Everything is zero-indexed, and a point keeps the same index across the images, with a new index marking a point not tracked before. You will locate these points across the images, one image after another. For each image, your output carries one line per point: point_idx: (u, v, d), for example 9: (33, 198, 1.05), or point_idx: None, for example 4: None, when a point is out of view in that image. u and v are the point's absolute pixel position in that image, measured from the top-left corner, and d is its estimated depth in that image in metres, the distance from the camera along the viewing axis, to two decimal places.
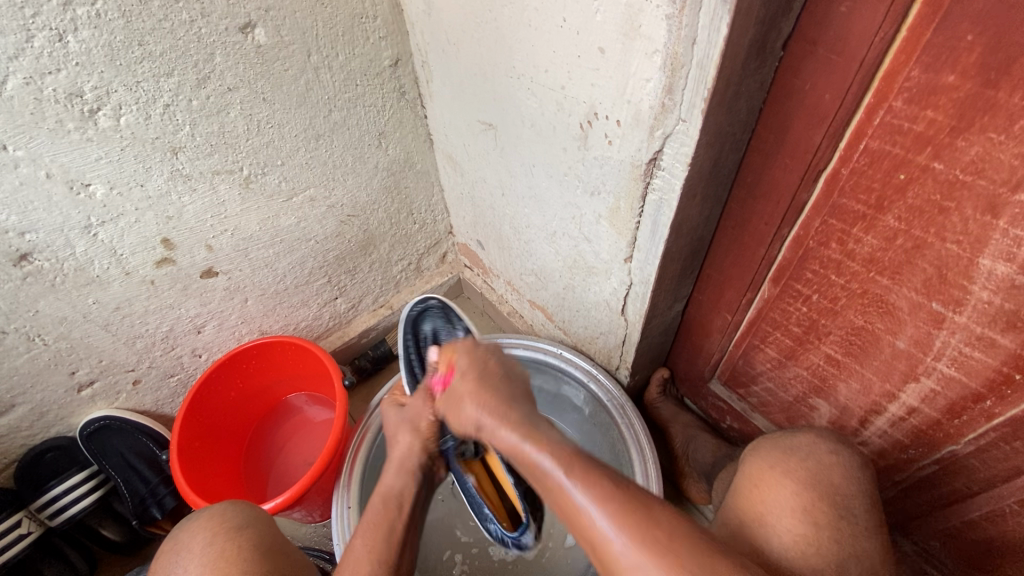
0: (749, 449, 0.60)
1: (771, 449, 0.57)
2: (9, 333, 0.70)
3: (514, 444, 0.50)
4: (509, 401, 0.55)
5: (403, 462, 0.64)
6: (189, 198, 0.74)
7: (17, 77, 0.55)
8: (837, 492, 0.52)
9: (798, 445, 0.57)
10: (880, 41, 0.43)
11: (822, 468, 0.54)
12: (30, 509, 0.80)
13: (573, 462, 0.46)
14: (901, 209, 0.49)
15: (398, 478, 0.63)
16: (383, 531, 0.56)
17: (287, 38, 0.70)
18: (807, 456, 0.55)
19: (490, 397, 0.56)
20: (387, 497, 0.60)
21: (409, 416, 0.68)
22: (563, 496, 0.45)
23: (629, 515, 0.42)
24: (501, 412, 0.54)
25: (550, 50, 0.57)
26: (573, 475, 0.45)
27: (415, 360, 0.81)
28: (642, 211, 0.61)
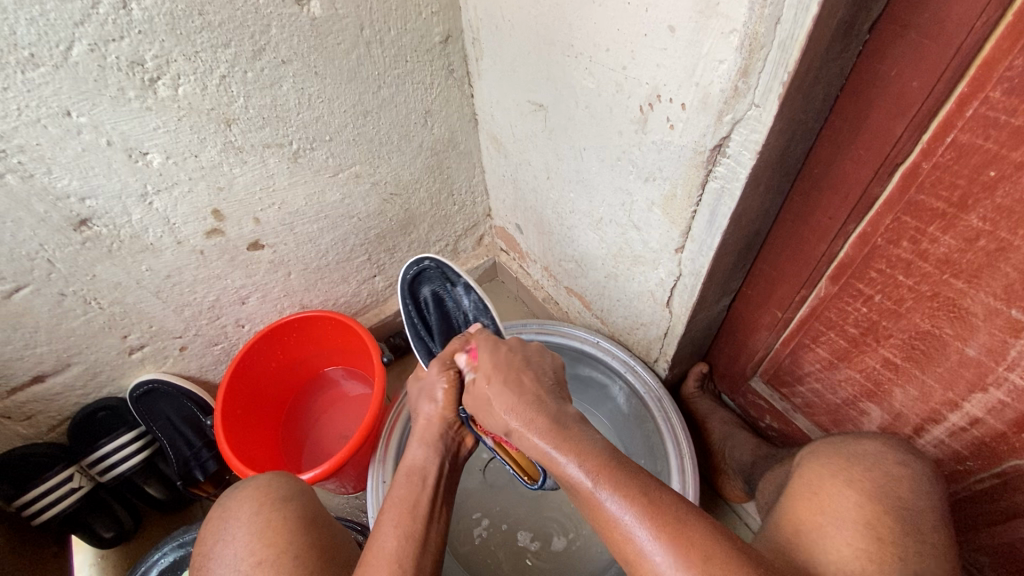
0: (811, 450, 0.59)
1: (830, 460, 0.55)
2: (67, 296, 0.72)
3: (538, 444, 0.49)
4: (529, 396, 0.53)
5: (425, 434, 0.63)
6: (239, 170, 0.75)
7: (82, 44, 0.56)
8: (904, 506, 0.50)
9: (859, 455, 0.55)
10: (982, 27, 0.40)
11: (890, 480, 0.52)
12: (81, 464, 0.84)
13: (606, 470, 0.44)
14: (987, 208, 0.46)
15: (422, 450, 0.61)
16: (408, 503, 0.55)
17: (341, 12, 0.69)
18: (871, 467, 0.53)
19: (510, 397, 0.53)
20: (412, 471, 0.59)
21: (425, 389, 0.66)
22: (593, 503, 0.44)
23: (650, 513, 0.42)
24: (522, 413, 0.51)
25: (614, 28, 0.55)
26: (607, 487, 0.43)
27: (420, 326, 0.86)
28: (700, 200, 0.59)
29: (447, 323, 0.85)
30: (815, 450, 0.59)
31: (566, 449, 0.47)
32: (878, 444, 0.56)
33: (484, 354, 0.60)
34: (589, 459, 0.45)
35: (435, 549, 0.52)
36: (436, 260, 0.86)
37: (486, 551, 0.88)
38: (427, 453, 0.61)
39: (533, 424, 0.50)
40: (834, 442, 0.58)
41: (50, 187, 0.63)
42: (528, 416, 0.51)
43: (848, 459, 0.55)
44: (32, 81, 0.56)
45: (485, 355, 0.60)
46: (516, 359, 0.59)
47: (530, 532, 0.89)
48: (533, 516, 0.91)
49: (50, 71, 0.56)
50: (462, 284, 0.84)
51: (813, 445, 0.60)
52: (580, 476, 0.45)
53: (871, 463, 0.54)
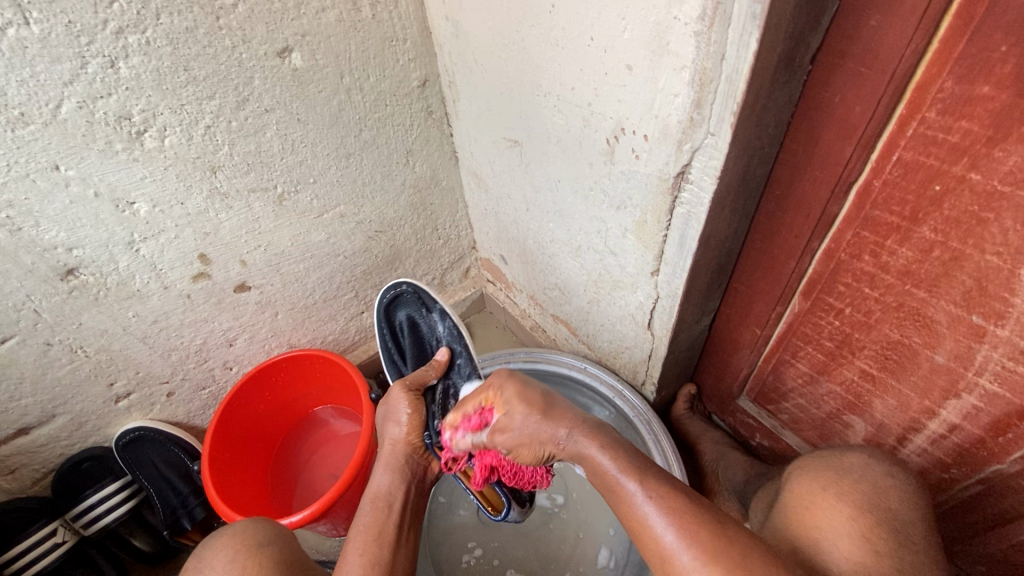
0: (795, 468, 0.60)
1: (817, 476, 0.56)
2: (53, 345, 0.72)
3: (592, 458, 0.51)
4: (569, 417, 0.54)
5: (391, 458, 0.64)
6: (225, 215, 0.77)
7: (71, 101, 0.58)
8: (893, 518, 0.51)
9: (846, 469, 0.55)
10: (911, 54, 0.43)
11: (876, 492, 0.53)
12: (66, 518, 0.82)
13: (651, 479, 0.47)
14: (937, 220, 0.49)
15: (383, 476, 0.62)
16: (372, 529, 0.55)
17: (321, 62, 0.73)
18: (856, 480, 0.54)
19: (553, 417, 0.54)
20: (376, 498, 0.59)
21: (390, 414, 0.68)
22: (634, 509, 0.46)
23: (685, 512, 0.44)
24: (571, 424, 0.54)
25: (578, 68, 0.58)
26: (646, 489, 0.46)
27: (392, 348, 0.87)
28: (669, 225, 0.62)
29: (419, 348, 0.86)
30: (801, 466, 0.60)
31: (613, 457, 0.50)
32: (862, 457, 0.57)
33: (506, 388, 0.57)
34: (629, 466, 0.48)
35: None
36: (413, 284, 0.88)
37: None
38: (387, 476, 0.62)
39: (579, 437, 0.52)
40: (820, 457, 0.59)
41: (37, 239, 0.64)
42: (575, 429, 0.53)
43: (833, 474, 0.55)
44: (22, 138, 0.58)
45: (513, 386, 0.57)
46: (546, 386, 0.58)
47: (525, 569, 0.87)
48: (528, 551, 0.89)
49: (39, 128, 0.58)
50: (437, 310, 0.86)
51: (793, 464, 0.61)
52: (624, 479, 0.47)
53: (857, 476, 0.54)
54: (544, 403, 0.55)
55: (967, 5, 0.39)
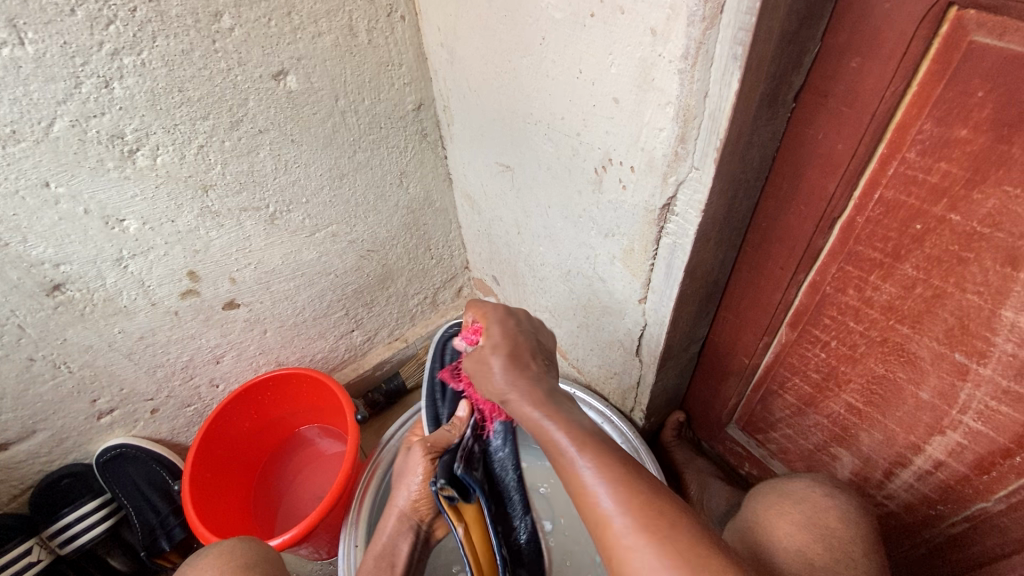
0: (751, 493, 0.61)
1: (764, 500, 0.57)
2: (36, 361, 0.72)
3: (531, 416, 0.50)
4: (532, 369, 0.55)
5: (399, 520, 0.67)
6: (216, 233, 0.77)
7: (63, 120, 0.59)
8: (834, 537, 0.51)
9: (790, 492, 0.56)
10: (891, 96, 0.44)
11: (817, 511, 0.53)
12: (42, 536, 0.80)
13: (596, 445, 0.45)
14: (919, 258, 0.49)
15: (388, 532, 0.66)
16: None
17: (316, 85, 0.74)
18: (798, 501, 0.55)
19: (515, 369, 0.55)
20: (381, 556, 0.65)
21: (402, 474, 0.66)
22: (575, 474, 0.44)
23: (623, 479, 0.42)
24: (521, 381, 0.53)
25: (567, 99, 0.59)
26: (588, 455, 0.44)
27: (437, 387, 0.71)
28: (656, 254, 0.62)
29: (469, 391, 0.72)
30: (749, 495, 0.60)
31: (557, 418, 0.49)
32: (804, 480, 0.58)
33: (495, 323, 0.61)
34: (574, 430, 0.47)
35: None
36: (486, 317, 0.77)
37: None
38: (392, 534, 0.66)
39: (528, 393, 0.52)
40: (769, 483, 0.60)
41: (25, 254, 0.64)
42: (529, 393, 0.52)
43: (780, 497, 0.56)
44: (13, 155, 0.58)
45: (496, 326, 0.60)
46: (522, 337, 0.60)
47: None
48: None
49: (31, 145, 0.59)
50: None
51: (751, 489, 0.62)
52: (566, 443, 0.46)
53: (801, 498, 0.55)
54: (513, 351, 0.57)
55: (944, 51, 0.40)
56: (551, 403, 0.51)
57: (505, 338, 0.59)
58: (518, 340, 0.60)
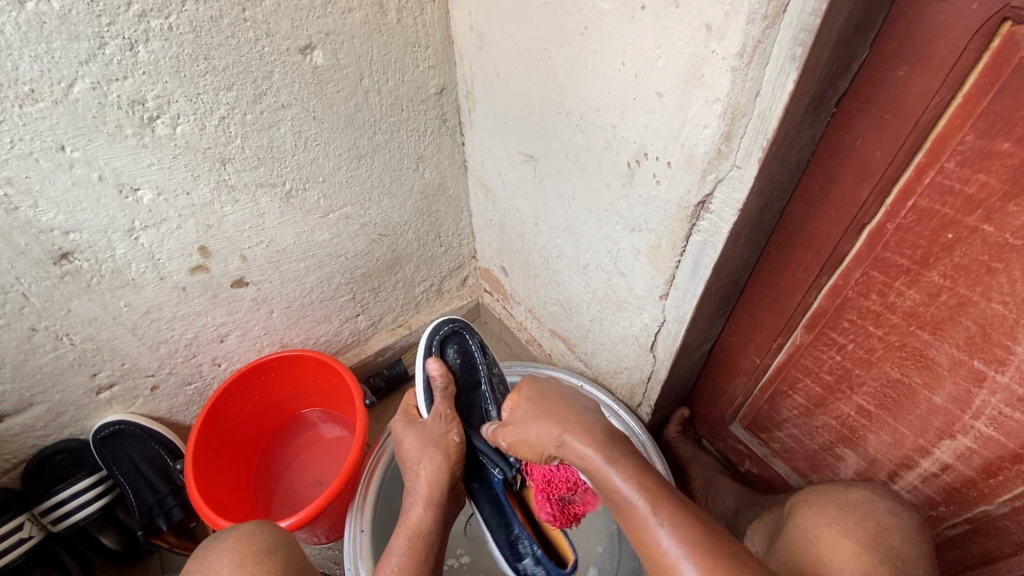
0: (809, 499, 0.63)
1: (827, 507, 0.60)
2: (38, 331, 0.69)
3: (589, 459, 0.56)
4: (586, 425, 0.60)
5: (432, 491, 0.65)
6: (230, 208, 0.75)
7: (85, 82, 0.57)
8: (893, 553, 0.53)
9: (852, 505, 0.59)
10: (935, 105, 0.45)
11: (878, 528, 0.56)
12: (33, 512, 0.77)
13: (643, 475, 0.52)
14: (947, 266, 0.50)
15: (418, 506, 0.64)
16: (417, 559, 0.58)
17: (342, 62, 0.72)
18: (858, 513, 0.58)
19: (552, 424, 0.61)
20: (416, 532, 0.61)
21: (429, 438, 0.69)
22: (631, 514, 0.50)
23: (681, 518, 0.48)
24: (580, 435, 0.58)
25: (605, 91, 0.59)
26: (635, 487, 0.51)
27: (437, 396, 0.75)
28: (684, 251, 0.62)
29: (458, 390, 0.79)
30: (808, 499, 0.63)
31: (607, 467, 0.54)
32: (864, 495, 0.61)
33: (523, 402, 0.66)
34: (619, 463, 0.54)
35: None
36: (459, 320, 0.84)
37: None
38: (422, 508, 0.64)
39: (581, 443, 0.57)
40: (825, 494, 0.62)
41: (34, 220, 0.62)
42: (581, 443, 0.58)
43: (839, 510, 0.59)
44: (30, 115, 0.56)
45: (529, 391, 0.67)
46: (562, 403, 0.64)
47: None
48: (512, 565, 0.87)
49: (49, 106, 0.56)
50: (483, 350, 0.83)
51: (811, 494, 0.64)
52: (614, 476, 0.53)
53: (860, 513, 0.58)
54: (565, 426, 0.60)
55: (994, 64, 0.41)
56: (609, 444, 0.57)
57: (545, 421, 0.62)
58: (562, 412, 0.62)
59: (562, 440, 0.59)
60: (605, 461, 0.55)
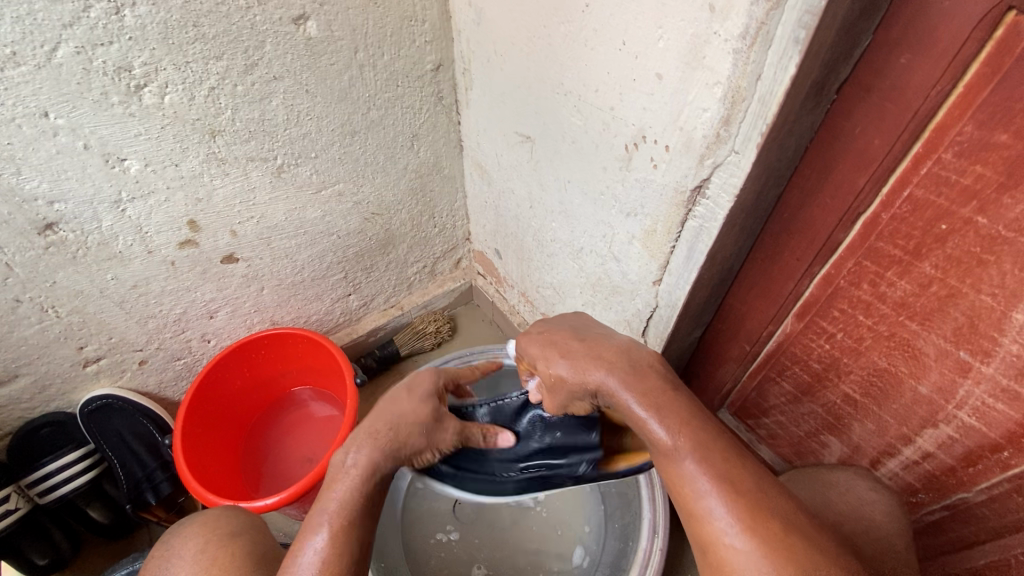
0: (803, 471, 0.67)
1: (815, 485, 0.63)
2: (23, 302, 0.68)
3: (616, 393, 0.53)
4: (608, 356, 0.55)
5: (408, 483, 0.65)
6: (220, 181, 0.74)
7: (69, 46, 0.55)
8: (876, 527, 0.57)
9: (836, 483, 0.63)
10: (936, 95, 0.44)
11: (858, 503, 0.60)
12: (20, 484, 0.78)
13: (671, 416, 0.49)
14: (939, 257, 0.51)
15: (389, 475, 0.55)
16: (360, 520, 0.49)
17: (337, 34, 0.70)
18: (844, 493, 0.61)
19: (579, 360, 0.56)
20: None
21: None
22: (657, 446, 0.49)
23: (708, 457, 0.47)
24: (603, 369, 0.54)
25: (605, 72, 0.58)
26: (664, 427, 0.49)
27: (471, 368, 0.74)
28: (679, 237, 0.62)
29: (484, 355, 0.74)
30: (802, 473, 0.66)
31: (647, 404, 0.51)
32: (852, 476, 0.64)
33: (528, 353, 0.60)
34: (650, 401, 0.51)
35: None
36: None
37: (437, 557, 0.88)
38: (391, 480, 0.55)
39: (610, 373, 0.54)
40: (812, 472, 0.66)
41: (18, 188, 0.60)
42: (629, 380, 0.53)
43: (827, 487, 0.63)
44: (12, 79, 0.54)
45: (533, 346, 0.60)
46: (565, 339, 0.58)
47: (483, 561, 0.87)
48: (497, 543, 0.89)
49: (32, 70, 0.54)
50: None
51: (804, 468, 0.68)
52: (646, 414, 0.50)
53: (842, 489, 0.62)
54: (592, 357, 0.55)
55: (996, 54, 0.41)
56: (642, 379, 0.53)
57: (572, 363, 0.56)
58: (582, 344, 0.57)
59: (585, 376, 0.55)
60: (638, 401, 0.51)
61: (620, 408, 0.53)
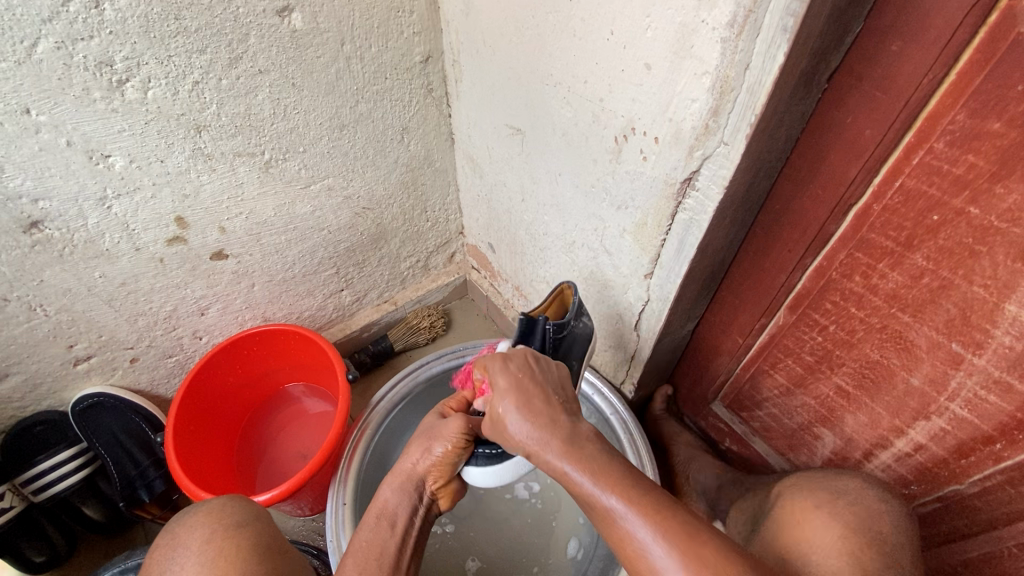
0: (800, 481, 0.64)
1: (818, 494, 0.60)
2: (10, 301, 0.68)
3: (548, 460, 0.48)
4: (540, 409, 0.51)
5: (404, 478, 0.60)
6: (207, 177, 0.73)
7: (48, 41, 0.54)
8: (881, 538, 0.54)
9: (840, 490, 0.60)
10: (928, 83, 0.43)
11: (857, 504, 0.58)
12: (15, 482, 0.77)
13: (616, 478, 0.45)
14: (931, 248, 0.50)
15: (403, 501, 0.60)
16: (375, 552, 0.55)
17: (323, 26, 0.69)
18: (851, 501, 0.58)
19: (527, 408, 0.51)
20: (381, 514, 0.58)
21: (433, 430, 0.62)
22: (603, 514, 0.44)
23: (656, 518, 0.42)
24: (538, 421, 0.50)
25: (593, 62, 0.57)
26: (610, 494, 0.44)
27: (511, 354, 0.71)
28: (669, 230, 0.62)
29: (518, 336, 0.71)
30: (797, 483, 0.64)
31: (582, 465, 0.46)
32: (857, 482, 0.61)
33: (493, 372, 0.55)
34: (585, 466, 0.46)
35: None
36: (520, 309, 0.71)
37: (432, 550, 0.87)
38: (407, 506, 0.60)
39: (545, 438, 0.49)
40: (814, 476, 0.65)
41: (0, 186, 0.60)
42: (557, 441, 0.48)
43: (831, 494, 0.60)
44: None
45: (497, 374, 0.55)
46: (526, 380, 0.54)
47: (478, 555, 0.87)
48: (492, 538, 0.88)
49: (11, 66, 0.54)
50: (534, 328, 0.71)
51: (798, 477, 0.66)
52: (582, 478, 0.46)
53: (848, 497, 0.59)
54: (524, 399, 0.52)
55: (989, 41, 0.40)
56: (564, 436, 0.49)
57: (520, 405, 0.52)
58: (532, 388, 0.53)
59: (525, 437, 0.50)
60: (578, 472, 0.46)
61: (558, 480, 0.48)
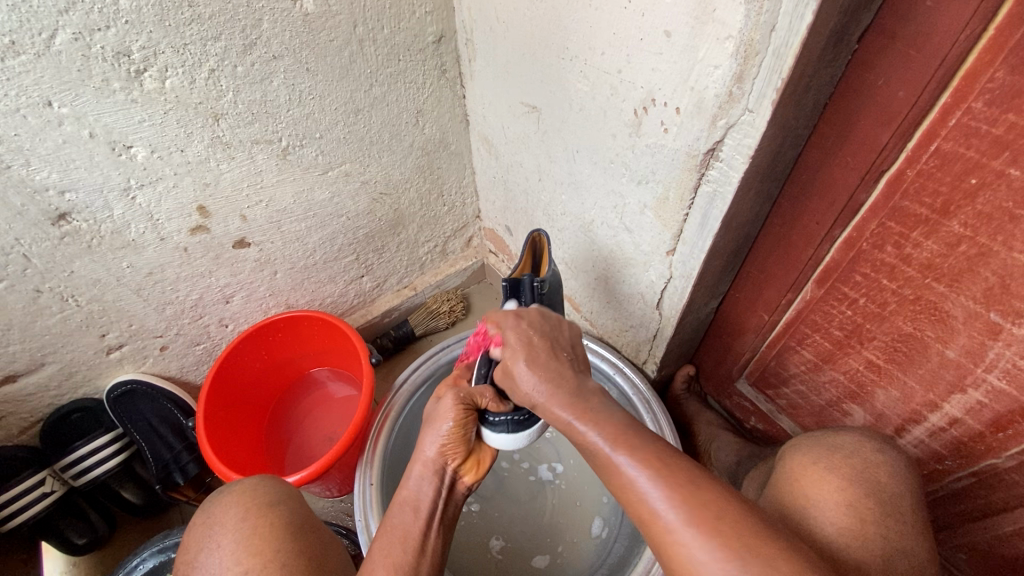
0: (794, 442, 0.62)
1: (816, 449, 0.58)
2: (43, 293, 0.70)
3: (559, 416, 0.49)
4: (555, 365, 0.53)
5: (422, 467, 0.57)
6: (227, 165, 0.74)
7: (66, 32, 0.54)
8: (882, 489, 0.54)
9: (838, 446, 0.58)
10: (965, 39, 0.41)
11: (866, 467, 0.56)
12: (54, 468, 0.80)
13: (627, 436, 0.45)
14: (968, 214, 0.48)
15: (423, 483, 0.57)
16: (401, 536, 0.54)
17: (334, 8, 0.69)
18: (849, 454, 0.57)
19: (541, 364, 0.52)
20: (404, 501, 0.56)
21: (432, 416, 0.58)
22: (611, 469, 0.44)
23: (667, 474, 0.42)
24: (551, 375, 0.51)
25: (610, 32, 0.55)
26: (622, 451, 0.44)
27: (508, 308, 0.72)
28: (692, 204, 0.60)
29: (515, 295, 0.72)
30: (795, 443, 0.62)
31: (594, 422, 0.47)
32: (854, 435, 0.59)
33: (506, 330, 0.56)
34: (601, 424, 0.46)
35: (434, 554, 0.54)
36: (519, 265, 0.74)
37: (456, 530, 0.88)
38: (429, 487, 0.56)
39: (555, 394, 0.50)
40: (813, 436, 0.61)
41: (28, 179, 0.61)
42: (570, 402, 0.49)
43: (830, 450, 0.58)
44: (12, 68, 0.54)
45: (510, 332, 0.56)
46: (535, 335, 0.56)
47: (501, 535, 0.87)
48: (515, 519, 0.89)
49: (32, 59, 0.54)
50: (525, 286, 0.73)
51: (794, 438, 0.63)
52: (597, 437, 0.46)
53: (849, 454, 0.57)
54: (540, 358, 0.53)
55: None
56: (578, 395, 0.50)
57: (535, 366, 0.52)
58: (547, 353, 0.54)
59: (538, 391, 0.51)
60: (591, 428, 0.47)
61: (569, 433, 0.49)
